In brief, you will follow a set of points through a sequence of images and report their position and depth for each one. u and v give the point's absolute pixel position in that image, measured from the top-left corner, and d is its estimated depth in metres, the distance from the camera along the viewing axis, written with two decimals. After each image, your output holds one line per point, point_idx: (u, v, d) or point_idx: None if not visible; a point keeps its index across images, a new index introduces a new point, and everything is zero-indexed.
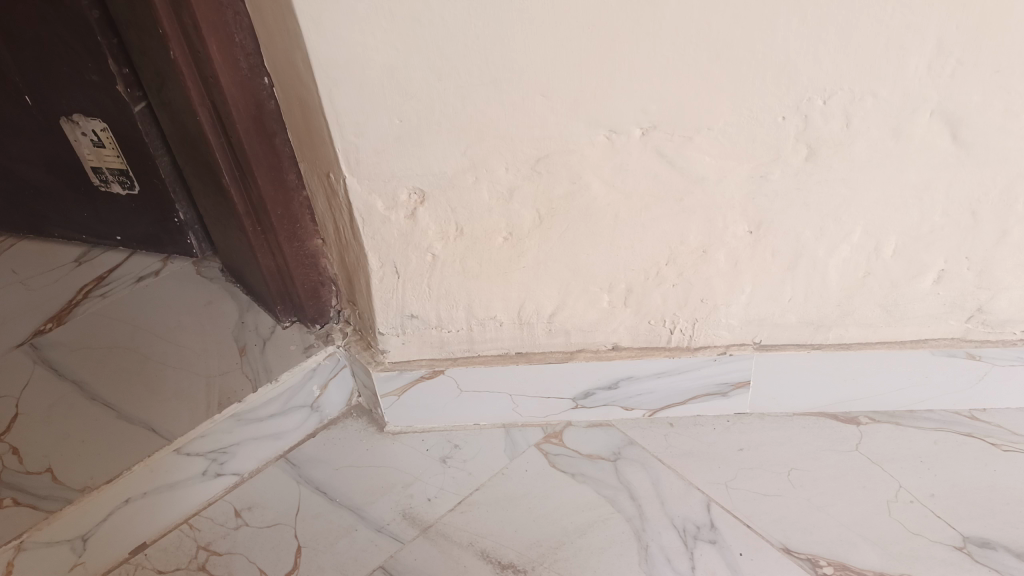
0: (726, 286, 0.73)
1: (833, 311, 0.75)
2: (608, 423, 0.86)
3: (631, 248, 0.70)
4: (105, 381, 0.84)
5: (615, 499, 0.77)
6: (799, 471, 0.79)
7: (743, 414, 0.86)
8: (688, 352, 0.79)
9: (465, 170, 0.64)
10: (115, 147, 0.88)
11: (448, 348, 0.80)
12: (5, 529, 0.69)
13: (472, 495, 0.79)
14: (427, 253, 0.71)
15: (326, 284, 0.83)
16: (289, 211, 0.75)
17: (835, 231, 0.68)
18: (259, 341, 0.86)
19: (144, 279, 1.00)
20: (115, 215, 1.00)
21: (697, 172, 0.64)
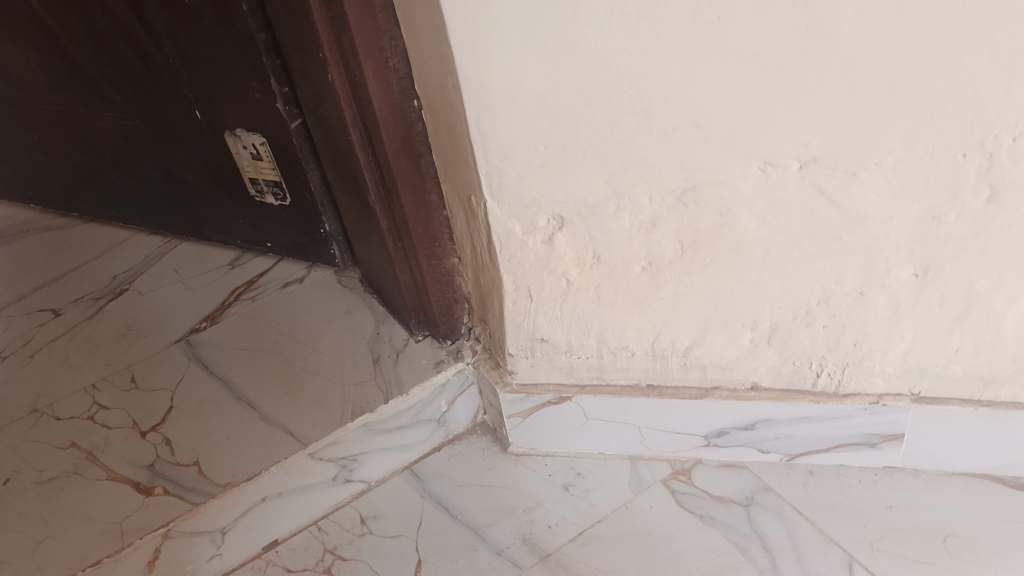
0: (884, 332, 0.68)
1: (1008, 366, 0.68)
2: (741, 466, 0.82)
3: (779, 286, 0.66)
4: (250, 381, 0.89)
5: (745, 548, 0.73)
6: (956, 538, 0.72)
7: (893, 469, 0.79)
8: (835, 398, 0.74)
9: (608, 199, 0.63)
10: (271, 160, 0.93)
11: (577, 375, 0.78)
12: (156, 516, 0.74)
13: (594, 527, 0.77)
14: (563, 279, 0.69)
15: (459, 302, 0.84)
16: (429, 230, 0.76)
17: (1018, 281, 0.62)
18: (392, 353, 0.88)
19: (289, 284, 1.05)
20: (266, 222, 1.05)
21: (860, 211, 0.60)
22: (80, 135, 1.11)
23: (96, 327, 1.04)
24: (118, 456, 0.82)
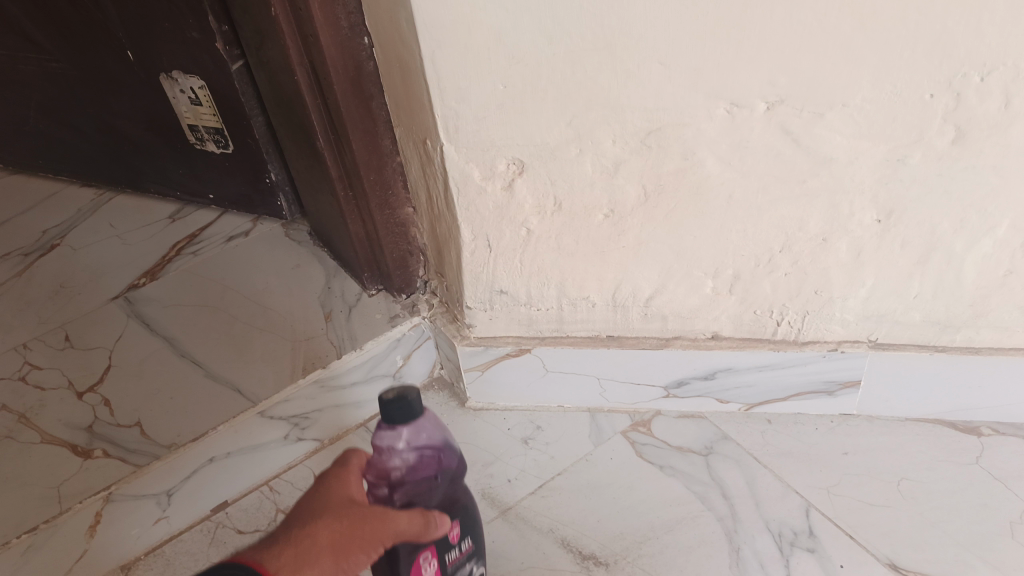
0: (845, 277, 0.68)
1: (964, 311, 0.69)
2: (701, 415, 0.82)
3: (743, 232, 0.65)
4: (195, 339, 0.85)
5: (705, 497, 0.73)
6: (910, 481, 0.73)
7: (849, 415, 0.80)
8: (795, 346, 0.74)
9: (570, 141, 0.60)
10: (212, 106, 0.87)
11: (536, 327, 0.77)
12: (97, 479, 0.71)
13: (554, 480, 0.76)
14: (522, 227, 0.67)
15: (414, 254, 0.81)
16: (382, 178, 0.72)
17: (978, 224, 0.62)
18: (345, 308, 0.85)
19: (234, 238, 1.00)
20: (209, 173, 1.00)
21: (826, 152, 0.58)
22: (3, 80, 1.04)
23: (26, 284, 0.98)
24: (54, 418, 0.77)
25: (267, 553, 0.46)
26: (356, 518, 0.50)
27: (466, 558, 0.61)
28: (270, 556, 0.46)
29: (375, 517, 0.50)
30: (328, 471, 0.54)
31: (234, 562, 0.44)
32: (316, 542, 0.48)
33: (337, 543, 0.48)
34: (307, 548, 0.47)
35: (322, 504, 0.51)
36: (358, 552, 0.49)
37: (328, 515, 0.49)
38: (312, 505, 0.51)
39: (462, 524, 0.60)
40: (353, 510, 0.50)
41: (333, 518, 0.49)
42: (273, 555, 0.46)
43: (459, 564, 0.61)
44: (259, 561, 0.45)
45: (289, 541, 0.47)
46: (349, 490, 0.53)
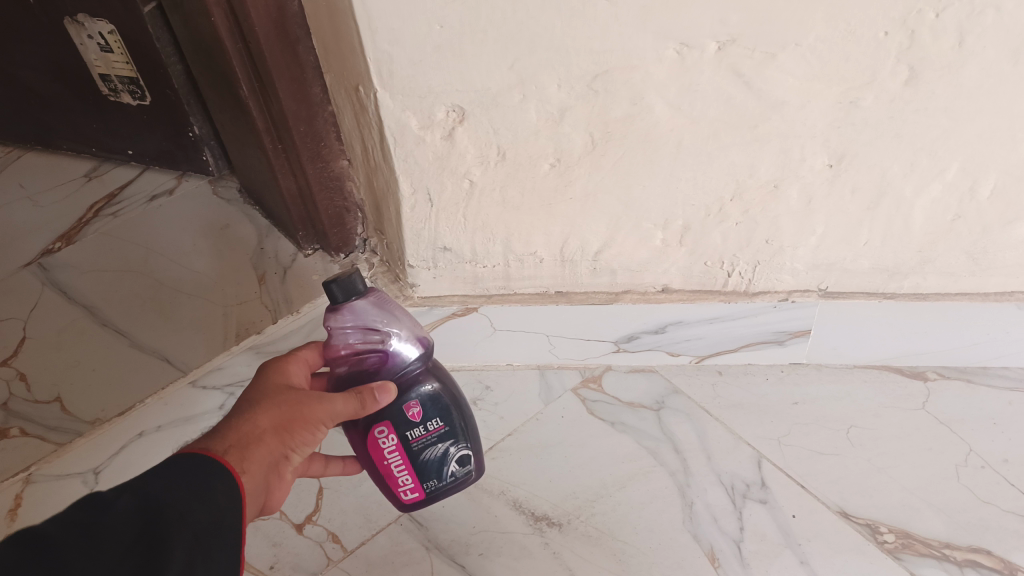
0: (795, 226, 0.66)
1: (912, 258, 0.69)
2: (651, 369, 0.82)
3: (693, 180, 0.63)
4: (117, 306, 0.79)
5: (657, 452, 0.73)
6: (858, 429, 0.75)
7: (798, 364, 0.82)
8: (745, 297, 0.74)
9: (513, 86, 0.57)
10: (125, 53, 0.80)
11: (482, 285, 0.74)
12: (15, 460, 0.67)
13: (504, 441, 0.75)
14: (464, 179, 0.64)
15: (351, 210, 0.76)
16: (312, 128, 0.68)
17: (928, 168, 0.61)
18: (280, 270, 0.80)
19: (157, 198, 0.93)
20: (126, 127, 0.93)
21: (778, 96, 0.56)
22: None
23: None
24: None
25: (211, 439, 0.46)
26: (294, 403, 0.50)
27: (438, 439, 0.59)
28: (215, 442, 0.46)
29: (312, 399, 0.50)
30: (267, 363, 0.55)
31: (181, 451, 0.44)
32: (260, 426, 0.48)
33: (280, 426, 0.49)
34: (251, 433, 0.47)
35: (257, 393, 0.50)
36: (299, 429, 0.49)
37: (265, 403, 0.49)
38: (246, 397, 0.51)
39: (423, 404, 0.57)
40: (289, 396, 0.50)
41: (271, 403, 0.49)
42: (218, 440, 0.46)
43: (428, 444, 0.59)
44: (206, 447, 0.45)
45: (230, 428, 0.47)
46: (283, 377, 0.53)
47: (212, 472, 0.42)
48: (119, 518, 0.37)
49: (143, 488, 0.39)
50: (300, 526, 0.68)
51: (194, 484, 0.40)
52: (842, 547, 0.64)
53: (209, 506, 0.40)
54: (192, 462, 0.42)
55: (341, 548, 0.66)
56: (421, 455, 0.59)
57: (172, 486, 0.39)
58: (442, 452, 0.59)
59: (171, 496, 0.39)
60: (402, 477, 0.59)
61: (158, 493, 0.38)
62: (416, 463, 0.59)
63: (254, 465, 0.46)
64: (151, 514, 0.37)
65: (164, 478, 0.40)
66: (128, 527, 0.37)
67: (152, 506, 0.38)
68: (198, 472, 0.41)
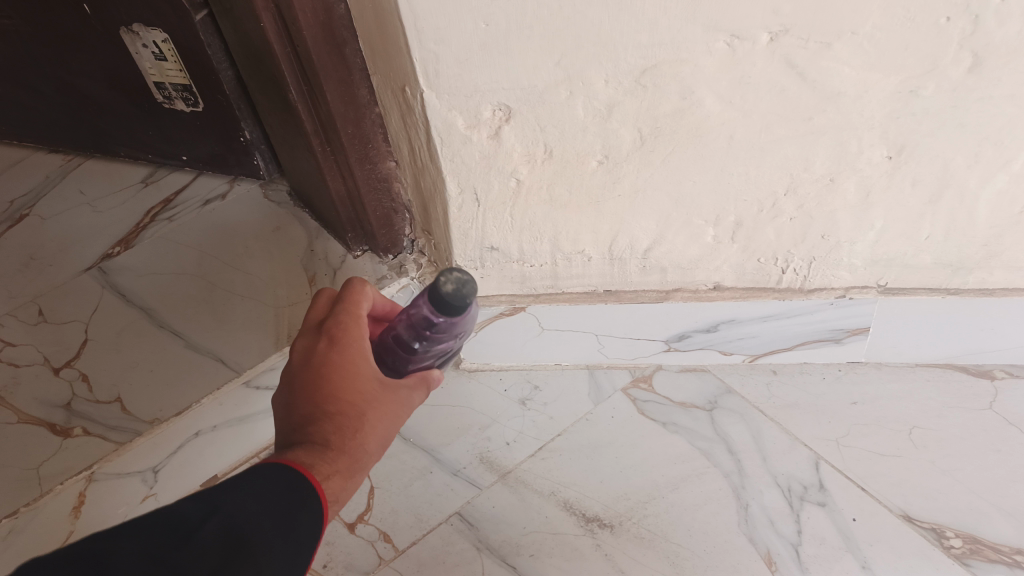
0: (853, 221, 0.64)
1: (978, 252, 0.66)
2: (702, 368, 0.81)
3: (745, 176, 0.61)
4: (174, 308, 0.81)
5: (710, 453, 0.71)
6: (921, 430, 0.72)
7: (856, 363, 0.79)
8: (801, 294, 0.72)
9: (559, 84, 0.56)
10: (178, 60, 0.82)
11: (530, 285, 0.73)
12: (78, 459, 0.69)
13: (554, 441, 0.74)
14: (511, 178, 0.63)
15: (399, 211, 0.77)
16: (360, 130, 0.68)
17: (994, 158, 0.58)
18: (329, 271, 0.81)
19: (210, 202, 0.95)
20: (179, 133, 0.95)
21: (833, 86, 0.54)
22: None
23: None
24: (29, 396, 0.75)
25: (319, 457, 0.45)
26: (392, 412, 0.50)
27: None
28: (324, 463, 0.44)
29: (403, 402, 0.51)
30: (348, 339, 0.50)
31: (292, 475, 0.42)
32: (363, 448, 0.47)
33: (380, 438, 0.49)
34: (358, 455, 0.47)
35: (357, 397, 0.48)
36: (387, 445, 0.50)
37: (371, 417, 0.48)
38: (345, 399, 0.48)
39: None
40: (388, 404, 0.50)
41: (375, 415, 0.49)
42: (331, 462, 0.45)
43: None
44: (320, 471, 0.44)
45: (340, 448, 0.46)
46: (372, 368, 0.50)
47: (307, 506, 0.41)
48: (200, 547, 0.36)
49: (232, 512, 0.38)
50: (353, 525, 0.68)
51: (281, 515, 0.40)
52: (905, 551, 0.62)
53: (290, 541, 0.39)
54: (284, 483, 0.41)
55: (392, 548, 0.66)
56: None
57: (260, 515, 0.39)
58: None
59: (256, 530, 0.38)
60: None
61: (244, 524, 0.38)
62: None
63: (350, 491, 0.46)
64: (233, 548, 0.37)
65: (255, 502, 0.39)
66: (205, 561, 0.36)
67: (235, 538, 0.37)
68: (287, 499, 0.41)
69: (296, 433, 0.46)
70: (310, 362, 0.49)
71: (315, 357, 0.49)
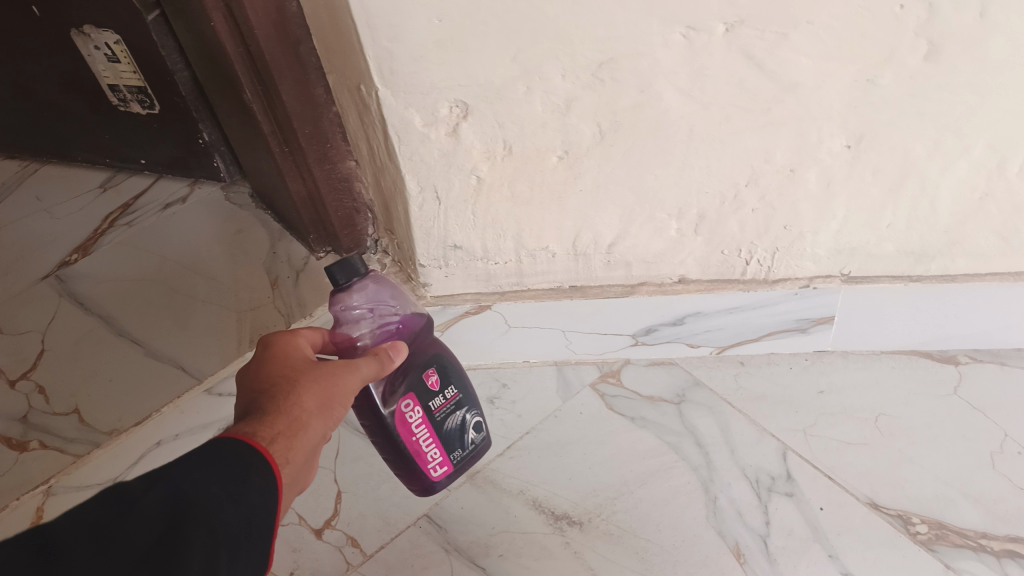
0: (815, 211, 0.64)
1: (939, 240, 0.66)
2: (670, 361, 0.80)
3: (707, 169, 0.61)
4: (134, 315, 0.79)
5: (678, 447, 0.71)
6: (887, 417, 0.73)
7: (823, 352, 0.80)
8: (766, 285, 0.72)
9: (516, 79, 0.55)
10: (131, 62, 0.80)
11: (495, 282, 0.73)
12: (35, 472, 0.68)
13: (522, 439, 0.74)
14: (472, 176, 0.62)
15: (361, 211, 0.75)
16: (318, 130, 0.67)
17: (953, 146, 0.58)
18: (292, 274, 0.80)
19: (170, 205, 0.93)
20: (137, 136, 0.93)
21: (792, 77, 0.54)
22: None
23: None
24: None
25: (256, 425, 0.44)
26: (328, 379, 0.49)
27: (454, 406, 0.63)
28: (261, 429, 0.44)
29: (342, 370, 0.51)
30: (276, 345, 0.52)
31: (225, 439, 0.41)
32: (301, 412, 0.46)
33: (322, 405, 0.48)
34: (297, 418, 0.46)
35: (288, 376, 0.49)
36: (337, 409, 0.50)
37: (303, 385, 0.48)
38: (274, 380, 0.49)
39: (438, 371, 0.62)
40: (321, 373, 0.50)
41: (309, 383, 0.48)
42: (266, 423, 0.44)
43: (449, 412, 0.63)
44: (256, 432, 0.43)
45: (276, 415, 0.45)
46: (303, 356, 0.53)
47: (250, 469, 0.40)
48: (145, 514, 0.34)
49: (176, 480, 0.36)
50: (319, 532, 0.68)
51: (227, 481, 0.38)
52: (872, 540, 0.62)
53: (241, 507, 0.38)
54: (227, 454, 0.40)
55: (360, 552, 0.66)
56: (444, 425, 0.62)
57: (207, 482, 0.37)
58: (461, 420, 0.64)
59: (203, 494, 0.36)
60: (426, 448, 0.62)
61: (190, 492, 0.36)
62: (441, 434, 0.62)
63: (300, 451, 0.45)
64: (180, 513, 0.35)
65: (199, 471, 0.38)
66: (150, 527, 0.34)
67: (182, 502, 0.35)
68: (232, 467, 0.39)
69: (236, 419, 0.47)
70: (245, 372, 0.52)
71: (248, 367, 0.52)
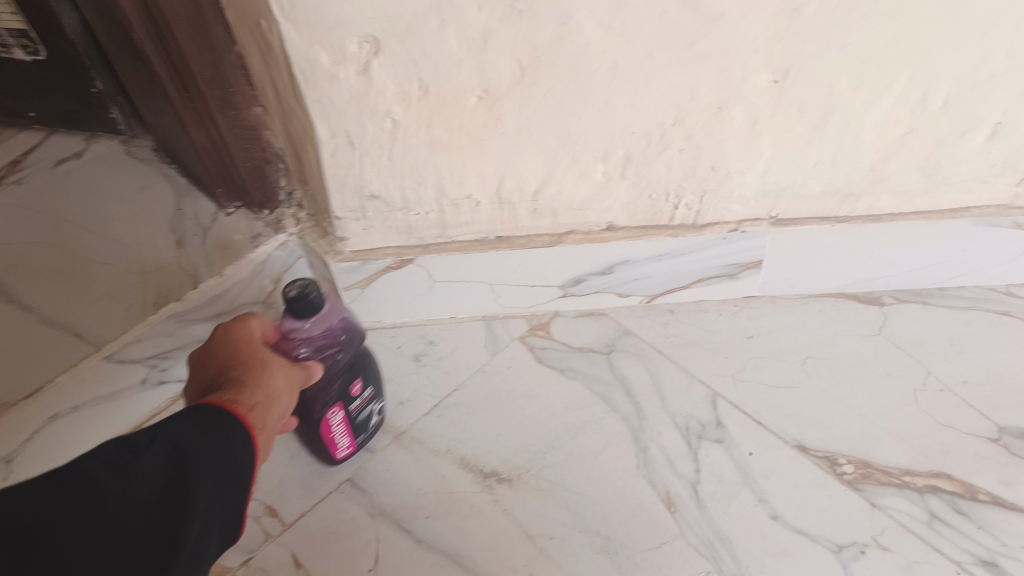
0: (741, 151, 0.63)
1: (864, 178, 0.66)
2: (600, 312, 0.79)
3: (631, 108, 0.59)
4: (25, 281, 0.74)
5: (609, 397, 0.70)
6: (815, 359, 0.73)
7: (752, 298, 0.79)
8: (694, 230, 0.70)
9: (427, 11, 0.51)
10: (8, 1, 0.74)
11: (417, 234, 0.69)
12: None
13: (450, 397, 0.71)
14: (386, 119, 0.58)
15: (272, 162, 0.70)
16: (218, 73, 0.61)
17: (878, 79, 0.57)
18: (199, 232, 0.74)
19: (64, 162, 0.86)
20: (22, 87, 0.85)
21: (716, 8, 0.52)
22: None
23: None
24: None
25: (238, 391, 0.47)
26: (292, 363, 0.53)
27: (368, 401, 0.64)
28: (242, 395, 0.47)
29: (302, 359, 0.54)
30: (239, 318, 0.54)
31: (207, 408, 0.44)
32: (274, 385, 0.49)
33: (289, 382, 0.51)
34: (271, 390, 0.49)
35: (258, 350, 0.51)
36: (296, 392, 0.53)
37: (274, 362, 0.51)
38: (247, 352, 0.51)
39: (362, 376, 0.62)
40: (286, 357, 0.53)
41: (278, 362, 0.51)
42: (245, 392, 0.47)
43: (363, 408, 0.64)
44: (235, 398, 0.46)
45: (255, 384, 0.48)
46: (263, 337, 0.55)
47: (235, 433, 0.43)
48: (154, 459, 0.38)
49: (173, 433, 0.40)
50: None
51: (216, 438, 0.42)
52: (800, 481, 0.62)
53: (228, 461, 0.42)
54: (213, 415, 0.43)
55: (278, 522, 0.62)
56: (357, 418, 0.63)
57: (200, 437, 0.41)
58: (371, 410, 0.65)
59: (197, 448, 0.40)
60: (338, 439, 0.63)
61: (184, 440, 0.40)
62: (353, 425, 0.63)
63: (272, 421, 0.49)
64: (182, 458, 0.39)
65: (191, 428, 0.41)
66: (159, 472, 0.38)
67: (181, 454, 0.39)
68: (218, 428, 0.43)
69: (206, 384, 0.49)
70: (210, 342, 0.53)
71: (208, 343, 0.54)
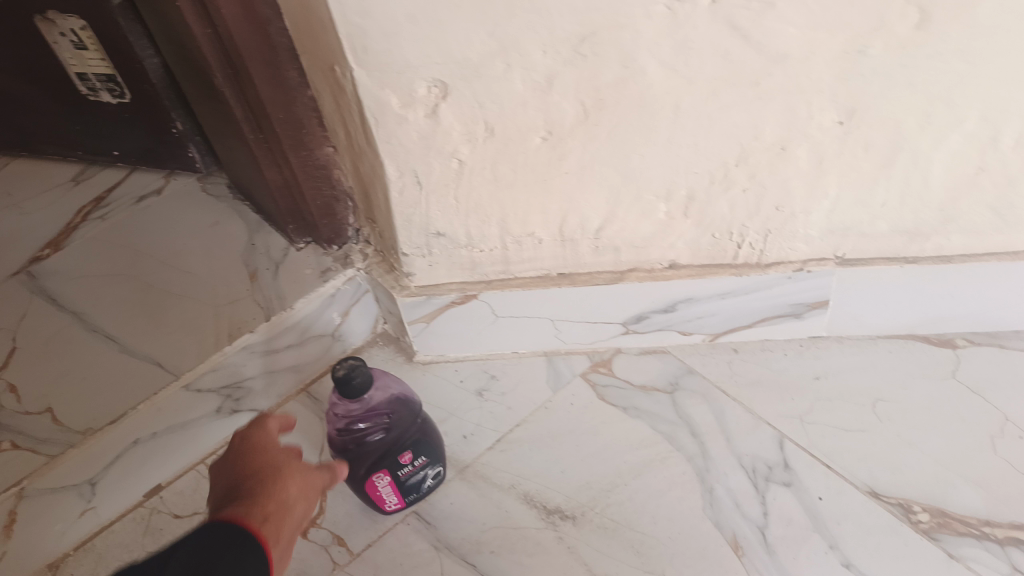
0: (807, 190, 0.62)
1: (935, 217, 0.64)
2: (662, 350, 0.78)
3: (694, 147, 0.59)
4: (107, 310, 0.77)
5: (673, 436, 0.69)
6: (885, 402, 0.71)
7: (818, 337, 0.78)
8: (758, 269, 0.70)
9: (493, 55, 0.53)
10: (98, 49, 0.78)
11: (480, 270, 0.70)
12: (5, 475, 0.65)
13: (512, 432, 0.72)
14: (452, 159, 0.60)
15: (340, 199, 0.73)
16: (292, 115, 0.64)
17: (947, 118, 0.56)
18: (271, 266, 0.77)
19: (145, 198, 0.91)
20: (108, 128, 0.90)
21: (779, 48, 0.52)
22: None
23: None
24: None
25: (248, 508, 0.44)
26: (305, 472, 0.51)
27: (422, 468, 0.64)
28: (254, 509, 0.44)
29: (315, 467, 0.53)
30: (253, 428, 0.54)
31: (220, 525, 0.42)
32: (290, 497, 0.48)
33: (303, 492, 0.50)
34: (285, 502, 0.47)
35: (273, 461, 0.50)
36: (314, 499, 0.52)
37: (287, 473, 0.49)
38: (260, 467, 0.50)
39: (413, 447, 0.62)
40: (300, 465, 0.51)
41: (292, 472, 0.50)
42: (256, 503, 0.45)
43: (414, 473, 0.64)
44: (249, 511, 0.44)
45: (266, 499, 0.46)
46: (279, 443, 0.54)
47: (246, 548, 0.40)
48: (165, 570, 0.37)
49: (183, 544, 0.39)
50: (304, 530, 0.66)
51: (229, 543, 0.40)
52: (873, 527, 0.61)
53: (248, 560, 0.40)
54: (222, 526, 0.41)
55: (346, 552, 0.64)
56: (407, 482, 0.64)
57: (212, 543, 0.40)
58: (424, 475, 0.64)
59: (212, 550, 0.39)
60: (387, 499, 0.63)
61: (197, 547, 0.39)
62: (403, 488, 0.64)
63: (289, 530, 0.46)
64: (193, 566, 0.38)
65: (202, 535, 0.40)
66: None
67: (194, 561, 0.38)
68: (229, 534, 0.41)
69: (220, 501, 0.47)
70: (223, 465, 0.52)
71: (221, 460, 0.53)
